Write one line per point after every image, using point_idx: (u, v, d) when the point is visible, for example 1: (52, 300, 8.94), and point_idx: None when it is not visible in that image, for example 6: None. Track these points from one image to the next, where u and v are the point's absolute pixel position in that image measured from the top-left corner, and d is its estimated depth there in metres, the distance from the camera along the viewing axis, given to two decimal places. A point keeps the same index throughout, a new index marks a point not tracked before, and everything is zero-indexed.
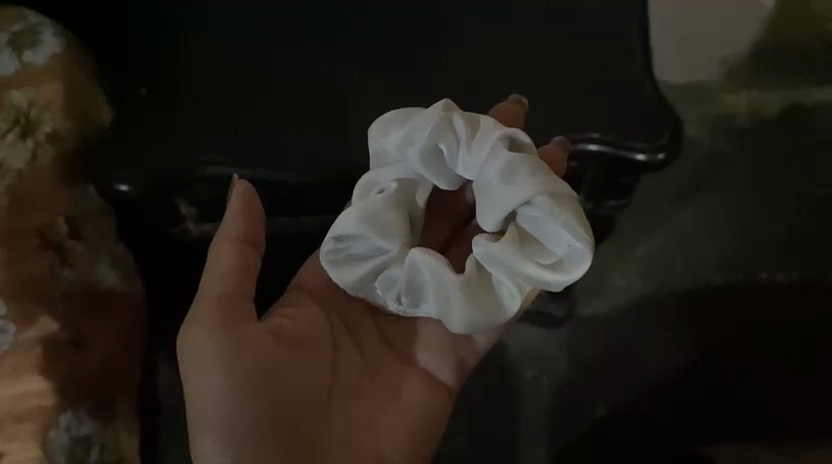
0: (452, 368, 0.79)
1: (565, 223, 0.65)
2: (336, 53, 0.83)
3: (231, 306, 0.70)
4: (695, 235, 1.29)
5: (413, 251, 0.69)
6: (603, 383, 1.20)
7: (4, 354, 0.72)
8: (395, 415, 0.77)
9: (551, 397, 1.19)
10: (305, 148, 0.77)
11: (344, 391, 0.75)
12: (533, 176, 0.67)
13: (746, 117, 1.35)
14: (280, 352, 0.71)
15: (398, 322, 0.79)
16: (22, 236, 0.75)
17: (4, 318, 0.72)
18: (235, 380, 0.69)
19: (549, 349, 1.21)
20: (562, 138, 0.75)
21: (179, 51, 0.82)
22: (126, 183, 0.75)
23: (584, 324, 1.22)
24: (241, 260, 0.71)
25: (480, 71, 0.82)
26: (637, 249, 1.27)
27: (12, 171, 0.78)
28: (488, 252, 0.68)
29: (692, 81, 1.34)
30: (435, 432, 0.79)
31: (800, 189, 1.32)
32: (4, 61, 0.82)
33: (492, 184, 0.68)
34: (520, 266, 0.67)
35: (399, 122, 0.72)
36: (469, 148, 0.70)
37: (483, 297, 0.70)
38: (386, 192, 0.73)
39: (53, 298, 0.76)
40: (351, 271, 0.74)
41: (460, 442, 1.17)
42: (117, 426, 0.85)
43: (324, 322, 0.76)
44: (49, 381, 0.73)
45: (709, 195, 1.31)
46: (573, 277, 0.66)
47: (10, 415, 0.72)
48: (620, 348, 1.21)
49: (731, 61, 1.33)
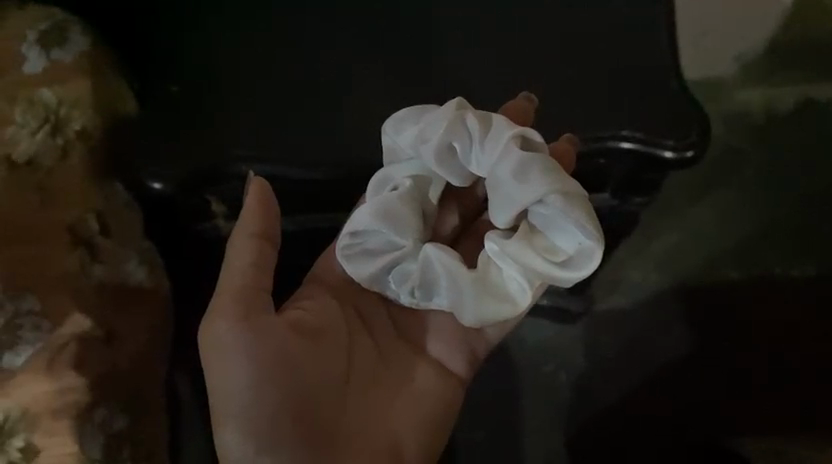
0: (461, 356, 0.81)
1: (576, 220, 0.66)
2: (361, 46, 0.84)
3: (251, 301, 0.70)
4: (707, 228, 1.29)
5: (426, 247, 0.71)
6: (619, 374, 1.21)
7: (39, 350, 0.73)
8: (412, 402, 0.79)
9: (564, 390, 1.20)
10: (332, 142, 0.78)
11: (362, 379, 0.76)
12: (545, 175, 0.67)
13: (758, 111, 1.36)
14: (300, 343, 0.71)
15: (409, 312, 0.81)
16: (52, 231, 0.77)
17: (39, 314, 0.74)
18: (258, 373, 0.69)
19: (567, 344, 1.22)
20: (571, 135, 0.75)
21: (208, 47, 0.84)
22: (160, 181, 0.75)
23: (599, 319, 1.23)
24: (259, 254, 0.70)
25: (504, 63, 0.83)
26: (651, 243, 1.28)
27: (43, 168, 0.80)
28: (500, 250, 0.69)
29: (707, 77, 1.34)
30: (448, 416, 0.81)
31: (810, 183, 1.32)
32: (32, 59, 0.83)
33: (504, 182, 0.68)
34: (530, 260, 0.68)
35: (413, 119, 0.73)
36: (481, 146, 0.70)
37: (495, 292, 0.72)
38: (401, 188, 0.74)
39: (83, 293, 0.77)
40: (365, 267, 0.75)
41: (477, 436, 1.18)
42: (147, 420, 0.85)
43: (340, 313, 0.77)
44: (84, 377, 0.75)
45: (721, 191, 1.32)
46: (583, 275, 0.67)
47: (45, 410, 0.73)
48: (634, 342, 1.22)
49: (748, 58, 1.33)
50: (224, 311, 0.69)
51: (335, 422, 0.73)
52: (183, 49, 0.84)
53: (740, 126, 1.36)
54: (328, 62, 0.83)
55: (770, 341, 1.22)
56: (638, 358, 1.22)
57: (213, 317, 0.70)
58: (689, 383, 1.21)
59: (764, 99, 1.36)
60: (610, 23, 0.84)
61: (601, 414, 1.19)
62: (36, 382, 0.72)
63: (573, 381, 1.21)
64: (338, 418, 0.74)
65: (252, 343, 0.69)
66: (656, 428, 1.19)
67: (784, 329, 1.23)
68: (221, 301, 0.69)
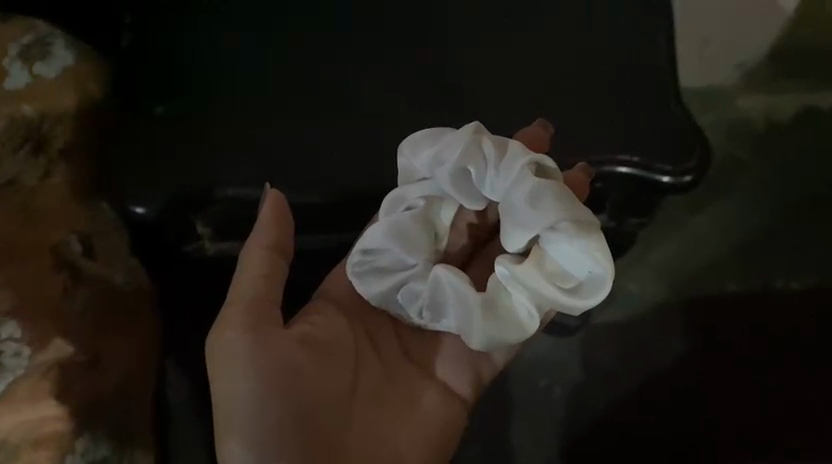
0: (466, 376, 0.80)
1: (587, 248, 0.65)
2: (353, 60, 0.82)
3: (260, 311, 0.71)
4: (709, 239, 1.28)
5: (438, 268, 0.69)
6: (619, 387, 1.19)
7: (20, 379, 0.71)
8: (414, 424, 0.77)
9: (567, 402, 1.19)
10: (325, 164, 0.76)
11: (366, 398, 0.76)
12: (561, 202, 0.66)
13: (761, 121, 1.34)
14: (308, 354, 0.72)
15: (414, 333, 0.80)
16: (35, 250, 0.75)
17: (19, 340, 0.71)
18: (266, 381, 0.70)
19: (564, 358, 1.20)
20: (587, 164, 0.74)
21: (195, 61, 0.81)
22: (143, 206, 0.74)
23: (598, 333, 1.22)
24: (271, 266, 0.72)
25: (501, 78, 0.80)
26: (650, 255, 1.26)
27: (26, 187, 0.77)
28: (511, 273, 0.67)
29: (709, 85, 1.33)
30: (452, 437, 0.80)
31: (814, 193, 1.30)
32: (14, 74, 0.81)
33: (517, 206, 0.66)
34: (541, 288, 0.66)
35: (430, 141, 0.72)
36: (496, 170, 0.69)
37: (504, 315, 0.70)
38: (414, 208, 0.73)
39: (64, 315, 0.74)
40: (375, 284, 0.75)
41: (474, 450, 1.17)
42: (141, 441, 0.83)
43: (348, 329, 0.77)
44: (65, 404, 0.72)
45: (722, 201, 1.30)
46: (592, 303, 0.65)
47: (26, 441, 0.70)
48: (634, 355, 1.21)
49: (749, 66, 1.30)
50: (232, 318, 0.71)
51: (337, 440, 0.72)
52: (178, 65, 0.82)
53: (743, 135, 1.34)
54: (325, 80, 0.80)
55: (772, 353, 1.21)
56: (638, 372, 1.20)
57: (223, 325, 0.71)
58: (692, 396, 1.19)
59: (768, 109, 1.34)
60: (616, 38, 0.81)
61: (605, 426, 1.18)
62: (56, 402, 0.71)
63: (577, 393, 1.19)
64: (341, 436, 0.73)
65: (261, 351, 0.70)
66: (657, 443, 1.17)
67: (791, 339, 1.21)
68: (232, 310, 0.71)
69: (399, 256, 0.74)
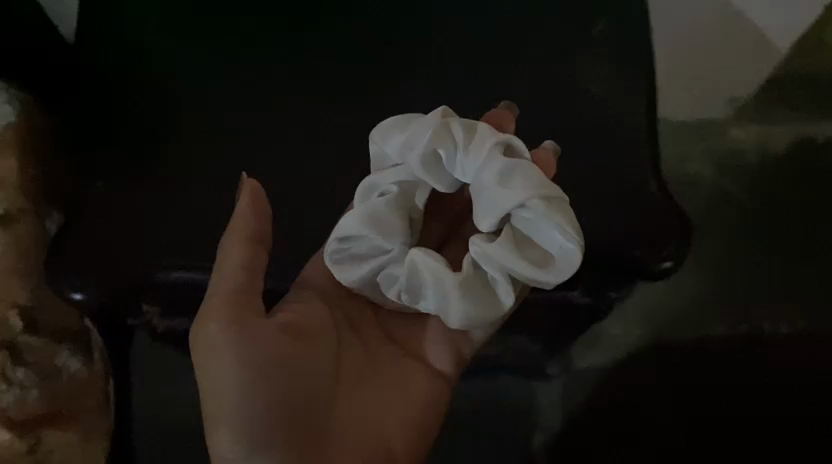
0: (449, 356, 0.81)
1: (558, 225, 0.67)
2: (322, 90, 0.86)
3: (242, 304, 0.69)
4: (696, 277, 1.24)
5: (411, 252, 0.69)
6: (604, 417, 1.15)
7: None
8: (402, 403, 0.78)
9: (561, 412, 1.15)
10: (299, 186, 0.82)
11: (351, 381, 0.75)
12: (528, 179, 0.69)
13: (752, 153, 1.28)
14: (293, 345, 0.70)
15: (398, 320, 0.82)
16: None
17: None
18: (254, 369, 0.68)
19: (544, 401, 1.15)
20: (554, 142, 0.78)
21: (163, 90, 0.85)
22: (81, 292, 0.76)
23: (579, 375, 1.17)
24: (252, 257, 0.70)
25: (463, 107, 0.86)
26: (632, 298, 1.22)
27: None
28: (483, 253, 0.69)
29: (696, 118, 1.27)
30: (436, 416, 0.81)
31: (810, 210, 1.26)
32: None
33: (487, 186, 0.69)
34: (512, 265, 0.68)
35: (401, 127, 0.75)
36: (466, 152, 0.71)
37: (483, 292, 0.71)
38: (387, 194, 0.74)
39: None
40: (357, 272, 0.75)
41: None
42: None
43: (329, 317, 0.76)
44: None
45: (712, 239, 1.25)
46: (563, 276, 0.68)
47: None
48: (617, 389, 1.17)
49: (741, 99, 1.27)
50: (216, 314, 0.69)
51: (330, 423, 0.72)
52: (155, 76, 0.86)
53: (736, 170, 1.28)
54: (304, 83, 0.86)
55: (760, 370, 1.18)
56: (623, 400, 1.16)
57: (209, 315, 0.69)
58: (676, 424, 1.15)
59: (760, 140, 1.28)
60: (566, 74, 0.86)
61: (595, 430, 1.15)
62: None
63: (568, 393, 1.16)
64: (333, 423, 0.72)
65: (246, 342, 0.68)
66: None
67: (782, 352, 1.19)
68: (214, 302, 0.69)
69: (379, 240, 0.73)
